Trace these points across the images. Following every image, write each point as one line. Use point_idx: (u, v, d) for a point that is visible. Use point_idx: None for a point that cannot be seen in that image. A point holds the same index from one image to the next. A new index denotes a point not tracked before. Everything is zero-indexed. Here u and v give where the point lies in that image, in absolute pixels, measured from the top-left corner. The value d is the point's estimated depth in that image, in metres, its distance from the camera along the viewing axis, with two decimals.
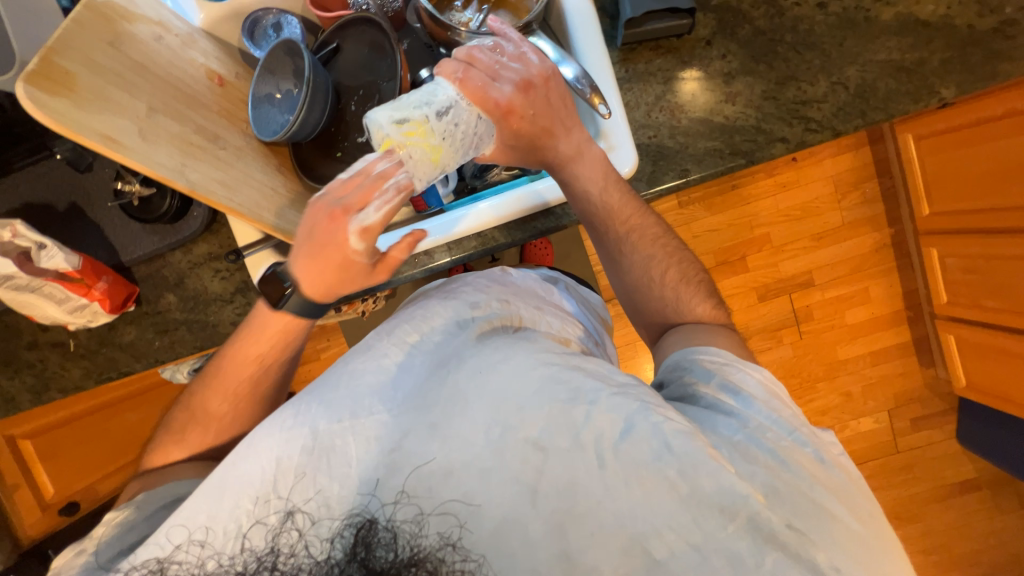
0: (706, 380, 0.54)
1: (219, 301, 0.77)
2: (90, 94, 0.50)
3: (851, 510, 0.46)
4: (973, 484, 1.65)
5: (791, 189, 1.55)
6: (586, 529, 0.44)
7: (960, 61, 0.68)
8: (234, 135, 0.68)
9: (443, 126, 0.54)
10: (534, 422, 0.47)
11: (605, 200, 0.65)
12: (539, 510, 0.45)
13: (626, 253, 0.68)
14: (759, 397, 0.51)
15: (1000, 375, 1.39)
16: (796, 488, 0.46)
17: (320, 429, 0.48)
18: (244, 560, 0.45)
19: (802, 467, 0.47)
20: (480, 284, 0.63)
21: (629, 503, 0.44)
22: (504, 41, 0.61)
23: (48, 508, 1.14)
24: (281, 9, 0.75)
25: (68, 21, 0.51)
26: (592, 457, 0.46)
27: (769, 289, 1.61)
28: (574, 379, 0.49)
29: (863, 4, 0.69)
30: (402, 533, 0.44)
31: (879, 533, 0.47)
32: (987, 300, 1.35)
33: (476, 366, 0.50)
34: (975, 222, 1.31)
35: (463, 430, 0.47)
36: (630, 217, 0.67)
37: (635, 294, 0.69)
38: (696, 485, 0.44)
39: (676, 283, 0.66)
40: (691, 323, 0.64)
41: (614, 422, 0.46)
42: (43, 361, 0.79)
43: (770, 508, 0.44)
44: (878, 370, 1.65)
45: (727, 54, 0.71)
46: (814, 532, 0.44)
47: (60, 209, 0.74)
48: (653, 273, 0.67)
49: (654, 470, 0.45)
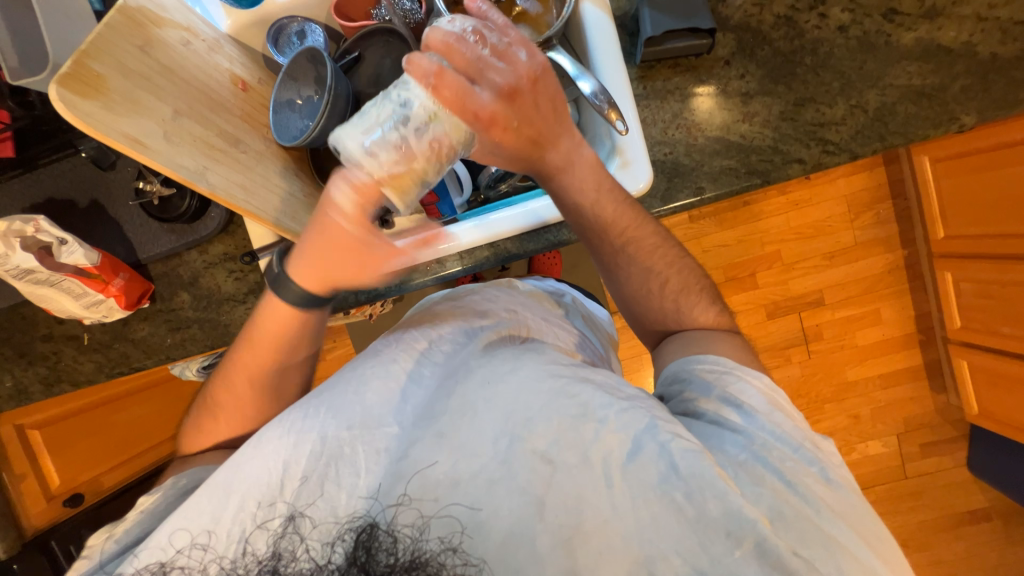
0: (709, 391, 0.54)
1: (231, 302, 0.78)
2: (119, 97, 0.52)
3: (860, 535, 0.45)
4: (984, 513, 1.61)
5: (803, 207, 1.54)
6: (593, 548, 0.43)
7: (982, 87, 0.67)
8: (254, 139, 0.69)
9: (422, 144, 0.48)
10: (543, 435, 0.47)
11: (619, 216, 0.66)
12: (546, 526, 0.44)
13: (629, 267, 0.67)
14: (763, 410, 0.51)
15: (1014, 403, 1.36)
16: (803, 512, 0.45)
17: (329, 436, 0.49)
18: (244, 563, 0.45)
19: (810, 488, 0.46)
20: (490, 295, 0.65)
21: (636, 523, 0.44)
22: (487, 29, 0.53)
23: (54, 499, 1.12)
24: (306, 18, 0.77)
25: (102, 26, 0.53)
26: (599, 475, 0.45)
27: (778, 307, 1.60)
28: (582, 394, 0.49)
29: (884, 28, 0.69)
30: (401, 537, 0.44)
31: (889, 558, 0.45)
32: (1002, 326, 1.33)
33: (485, 377, 0.51)
34: (992, 248, 1.29)
35: (470, 440, 0.47)
36: (645, 228, 0.66)
37: (634, 305, 0.68)
38: (702, 509, 0.43)
39: (688, 295, 0.66)
40: (694, 333, 0.63)
41: (622, 440, 0.46)
42: (56, 354, 0.81)
43: (776, 533, 0.43)
44: (888, 394, 1.63)
45: (745, 74, 0.72)
46: (822, 560, 0.43)
47: (81, 205, 0.75)
48: (658, 286, 0.66)
49: (661, 489, 0.44)
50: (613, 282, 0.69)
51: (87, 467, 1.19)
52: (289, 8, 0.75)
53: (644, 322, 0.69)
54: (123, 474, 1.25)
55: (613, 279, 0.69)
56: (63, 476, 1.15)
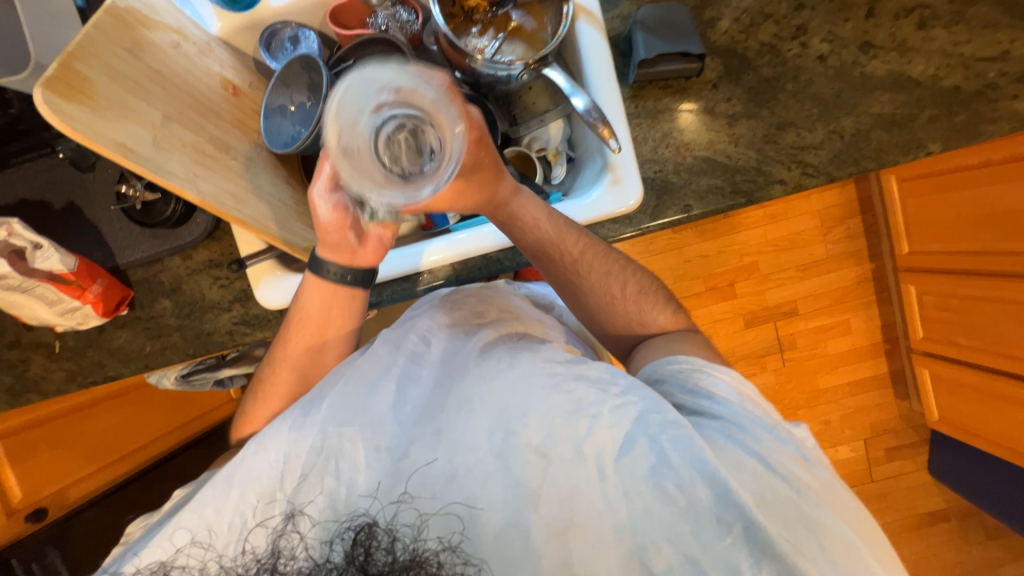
0: (678, 387, 0.55)
1: (216, 309, 0.76)
2: (106, 102, 0.50)
3: (836, 510, 0.46)
4: (943, 514, 1.70)
5: (779, 220, 1.60)
6: (586, 540, 0.44)
7: (947, 118, 0.72)
8: (244, 145, 0.67)
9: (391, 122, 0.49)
10: (537, 428, 0.47)
11: (555, 236, 0.65)
12: (541, 517, 0.45)
13: (587, 279, 0.67)
14: (733, 399, 0.53)
15: (972, 411, 1.44)
16: (784, 494, 0.46)
17: (329, 432, 0.49)
18: (244, 562, 0.46)
19: (786, 468, 0.47)
20: (484, 294, 0.64)
21: (628, 514, 0.45)
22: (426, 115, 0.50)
23: (15, 513, 0.98)
24: (300, 24, 0.76)
25: (90, 27, 0.51)
26: (593, 469, 0.46)
27: (755, 316, 1.65)
28: (577, 391, 0.49)
29: (859, 59, 0.74)
30: (401, 536, 0.45)
31: (865, 533, 0.46)
32: (961, 338, 1.40)
33: (481, 374, 0.51)
34: (951, 264, 1.37)
35: (467, 437, 0.47)
36: (593, 253, 0.67)
37: (597, 314, 0.69)
38: (692, 497, 0.44)
39: (645, 299, 0.68)
40: (655, 343, 0.65)
41: (614, 436, 0.47)
42: (25, 362, 0.77)
43: (763, 515, 0.44)
44: (856, 400, 1.70)
45: (731, 98, 0.75)
46: (807, 541, 0.43)
47: (57, 208, 0.72)
48: (618, 289, 0.68)
49: (654, 482, 0.45)
50: (574, 294, 0.69)
51: (54, 477, 1.06)
52: (283, 14, 0.74)
53: (613, 332, 0.69)
54: (95, 484, 1.13)
55: (577, 292, 0.68)
56: (26, 489, 1.01)
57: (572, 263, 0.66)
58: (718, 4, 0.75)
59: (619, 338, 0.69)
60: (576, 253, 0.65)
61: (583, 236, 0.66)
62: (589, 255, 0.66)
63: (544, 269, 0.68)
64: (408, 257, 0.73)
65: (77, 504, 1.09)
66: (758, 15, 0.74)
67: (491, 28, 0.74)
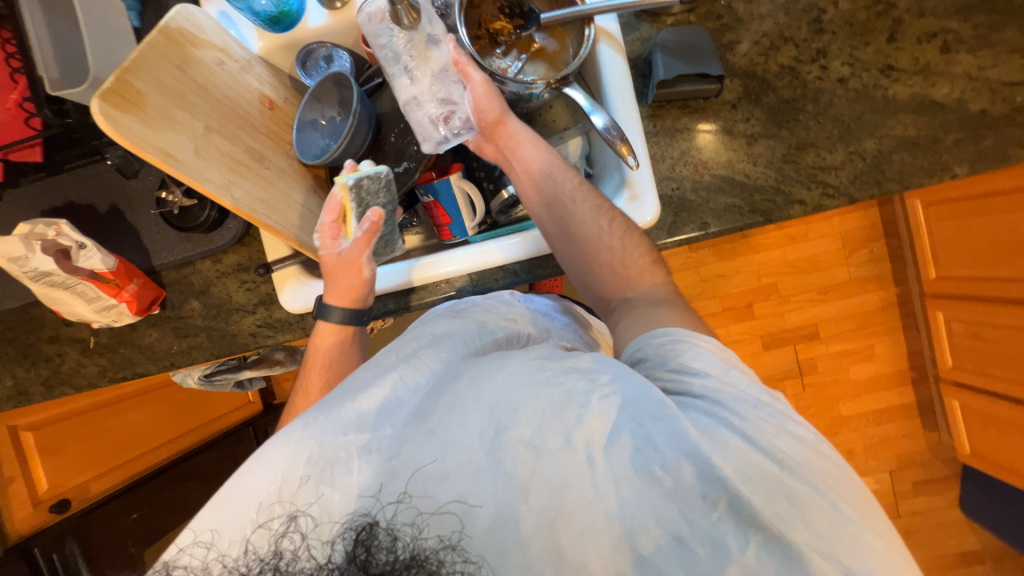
0: (658, 367, 0.50)
1: (241, 311, 0.79)
2: (154, 112, 0.55)
3: (828, 485, 0.42)
4: (976, 555, 1.61)
5: (799, 242, 1.57)
6: (578, 526, 0.41)
7: (972, 141, 0.71)
8: (277, 156, 0.72)
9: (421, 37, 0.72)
10: (528, 423, 0.44)
11: (541, 160, 0.69)
12: (531, 507, 0.42)
13: (578, 211, 0.66)
14: (714, 372, 0.48)
15: (1005, 446, 1.38)
16: (767, 474, 0.42)
17: (326, 443, 0.46)
18: (247, 562, 0.43)
19: (773, 444, 0.43)
20: (489, 305, 0.65)
21: (618, 500, 0.41)
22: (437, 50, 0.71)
23: (39, 505, 1.02)
24: (335, 44, 0.80)
25: (143, 46, 0.56)
26: (582, 457, 0.43)
27: (773, 338, 1.62)
28: (567, 382, 0.46)
29: (881, 82, 0.74)
30: (402, 536, 0.42)
31: (862, 508, 0.42)
32: (993, 368, 1.35)
33: (472, 376, 0.48)
34: (980, 290, 1.32)
35: (459, 434, 0.45)
36: (579, 186, 0.67)
37: (585, 252, 0.64)
38: (679, 478, 0.41)
39: (629, 237, 0.64)
40: (641, 300, 0.61)
41: (604, 425, 0.44)
42: (61, 356, 0.81)
43: (754, 494, 0.40)
44: (880, 430, 1.64)
45: (750, 118, 0.75)
46: (792, 514, 0.40)
47: (101, 211, 0.77)
48: (604, 224, 0.65)
49: (639, 466, 0.42)
50: (564, 227, 0.66)
51: (79, 470, 1.10)
52: (319, 34, 0.78)
53: (600, 277, 0.64)
54: (115, 479, 1.15)
55: (565, 223, 0.66)
56: (51, 481, 1.04)
57: (564, 192, 0.67)
58: (738, 28, 0.76)
59: (607, 287, 0.64)
60: (569, 183, 0.67)
61: (575, 175, 0.68)
62: (581, 189, 0.67)
63: (538, 199, 0.68)
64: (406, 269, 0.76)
65: (99, 499, 1.11)
66: (778, 38, 0.76)
67: (514, 49, 0.77)
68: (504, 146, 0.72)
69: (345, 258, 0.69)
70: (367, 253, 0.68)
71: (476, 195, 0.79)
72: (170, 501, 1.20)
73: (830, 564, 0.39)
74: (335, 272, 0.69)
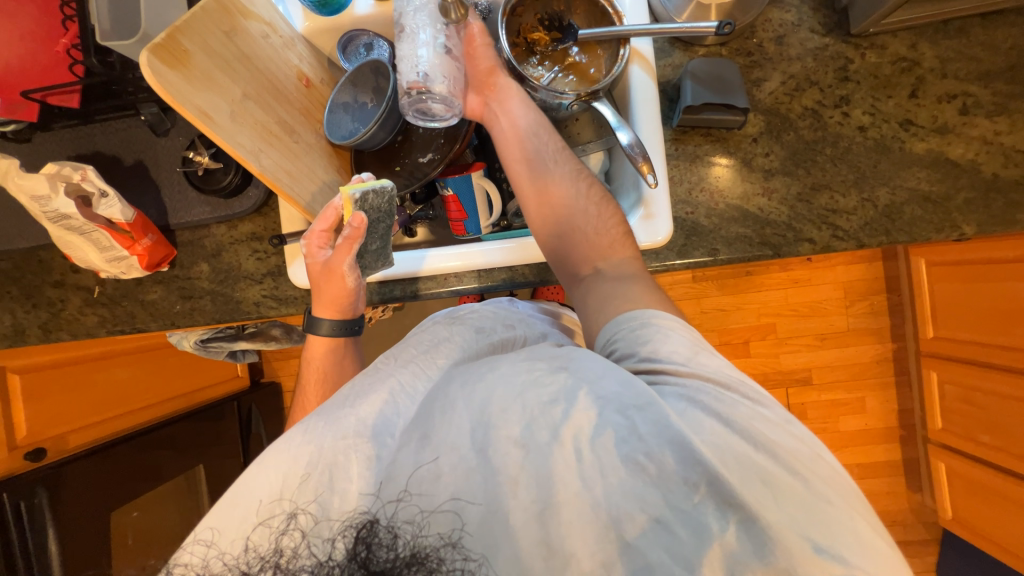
0: (629, 356, 0.50)
1: (248, 280, 0.79)
2: (197, 72, 0.57)
3: (809, 470, 0.42)
4: None
5: (802, 286, 1.59)
6: (566, 518, 0.41)
7: (982, 202, 0.73)
8: (307, 131, 0.73)
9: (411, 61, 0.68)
10: (517, 421, 0.44)
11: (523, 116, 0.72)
12: (521, 501, 0.42)
13: (556, 175, 0.68)
14: (683, 352, 0.48)
15: (987, 516, 1.37)
16: (746, 454, 0.41)
17: (326, 445, 0.45)
18: (247, 560, 0.43)
19: (750, 425, 0.43)
20: (485, 311, 0.63)
21: (605, 491, 0.41)
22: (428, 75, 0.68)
23: (14, 449, 0.98)
24: (377, 33, 0.81)
25: (197, 8, 0.58)
26: (569, 451, 0.42)
27: (766, 379, 1.63)
28: (556, 381, 0.46)
29: (899, 135, 0.76)
30: (402, 534, 0.42)
31: (848, 496, 0.42)
32: (982, 435, 1.35)
33: (465, 379, 0.48)
34: (976, 355, 1.32)
35: (452, 436, 0.44)
36: (564, 153, 0.70)
37: (560, 211, 0.66)
38: (662, 466, 0.41)
39: (604, 204, 0.67)
40: (611, 273, 0.61)
41: (589, 419, 0.43)
42: (63, 301, 0.81)
43: (737, 478, 0.40)
44: (864, 484, 1.63)
45: (770, 153, 0.77)
46: (767, 494, 0.40)
47: (127, 164, 0.78)
48: (581, 187, 0.67)
49: (624, 455, 0.42)
50: (541, 185, 0.68)
51: (57, 420, 1.08)
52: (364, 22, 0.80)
53: (572, 241, 0.65)
54: (91, 436, 1.13)
55: (542, 178, 0.68)
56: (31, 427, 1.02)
57: (546, 151, 0.70)
58: (766, 66, 0.79)
59: (580, 255, 0.64)
60: (550, 145, 0.70)
61: (558, 140, 0.71)
62: (561, 156, 0.70)
63: (521, 155, 0.70)
64: (403, 266, 0.77)
65: (73, 453, 1.08)
66: (804, 81, 0.78)
67: (548, 60, 0.80)
68: (495, 102, 0.74)
69: (328, 266, 0.68)
70: (348, 260, 0.67)
71: (494, 193, 0.80)
72: (144, 467, 1.17)
73: (804, 542, 0.39)
74: (318, 280, 0.70)
